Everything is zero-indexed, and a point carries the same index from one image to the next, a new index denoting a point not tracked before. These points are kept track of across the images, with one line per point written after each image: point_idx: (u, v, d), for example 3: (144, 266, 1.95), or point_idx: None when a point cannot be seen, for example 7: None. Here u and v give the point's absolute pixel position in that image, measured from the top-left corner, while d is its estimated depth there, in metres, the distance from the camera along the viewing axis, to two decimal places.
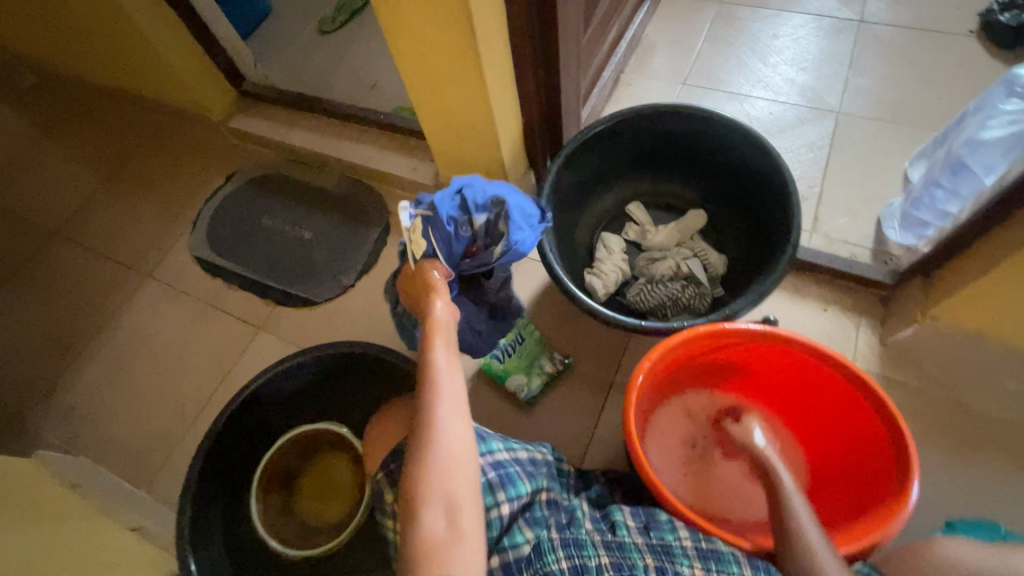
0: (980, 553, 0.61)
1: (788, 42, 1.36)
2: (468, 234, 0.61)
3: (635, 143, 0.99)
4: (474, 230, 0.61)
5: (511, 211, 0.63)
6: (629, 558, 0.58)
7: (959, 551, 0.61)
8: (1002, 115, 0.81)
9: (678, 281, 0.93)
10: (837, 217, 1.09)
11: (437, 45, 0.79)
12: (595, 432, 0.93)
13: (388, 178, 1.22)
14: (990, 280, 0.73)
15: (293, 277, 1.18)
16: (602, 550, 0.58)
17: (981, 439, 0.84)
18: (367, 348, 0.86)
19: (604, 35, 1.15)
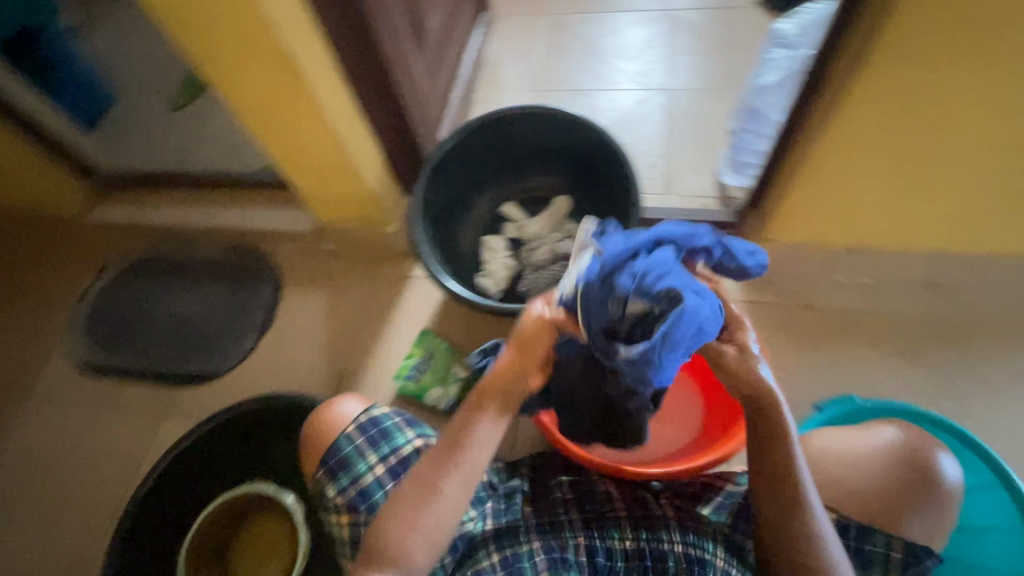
0: (845, 438, 0.72)
1: (612, 37, 1.52)
2: (613, 311, 0.48)
3: (490, 149, 1.07)
4: (623, 311, 0.48)
5: (679, 316, 0.45)
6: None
7: (828, 438, 0.72)
8: (771, 64, 1.03)
9: (558, 263, 1.01)
10: (683, 176, 1.23)
11: (269, 95, 0.82)
12: (517, 421, 0.97)
13: (270, 234, 1.22)
14: (796, 193, 0.85)
15: (189, 354, 1.14)
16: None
17: (833, 331, 0.98)
18: (280, 400, 0.87)
19: (444, 58, 1.23)
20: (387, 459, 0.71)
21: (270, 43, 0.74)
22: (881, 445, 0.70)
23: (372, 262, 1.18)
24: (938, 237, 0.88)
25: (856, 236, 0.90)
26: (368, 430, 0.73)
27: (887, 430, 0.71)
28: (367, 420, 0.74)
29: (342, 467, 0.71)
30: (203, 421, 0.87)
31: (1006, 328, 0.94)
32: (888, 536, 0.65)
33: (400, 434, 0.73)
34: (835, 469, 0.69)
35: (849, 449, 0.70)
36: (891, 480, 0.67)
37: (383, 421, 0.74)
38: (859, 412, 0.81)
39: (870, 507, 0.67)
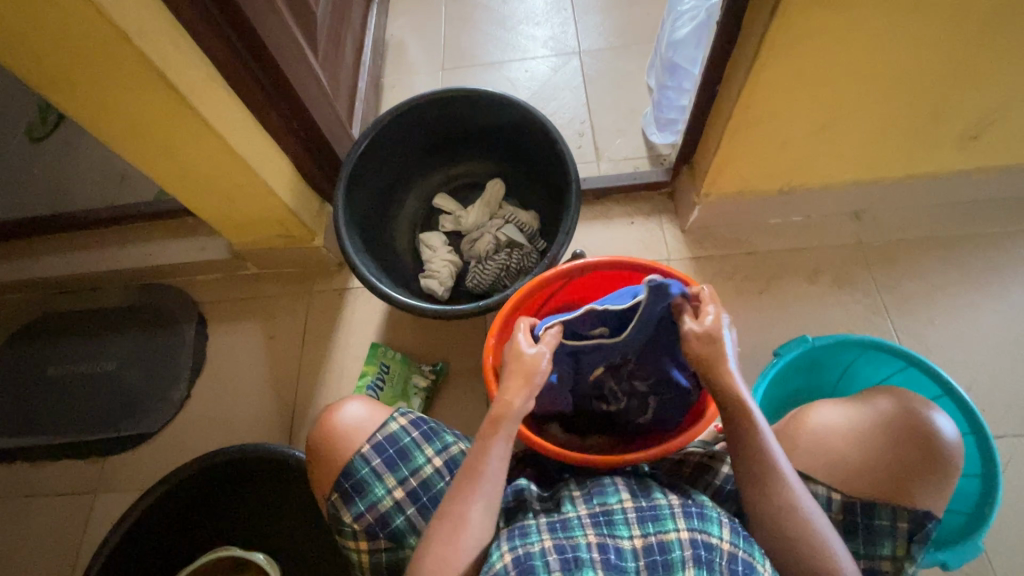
0: (847, 413, 0.64)
1: (517, 3, 1.45)
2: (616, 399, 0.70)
3: (410, 140, 0.99)
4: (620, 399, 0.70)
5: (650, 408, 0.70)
6: (571, 538, 0.54)
7: (826, 413, 0.65)
8: (685, 14, 0.93)
9: (503, 252, 0.96)
10: (612, 140, 1.20)
11: (145, 116, 0.70)
12: (490, 420, 0.93)
13: (180, 269, 1.09)
14: (727, 147, 0.85)
15: (112, 419, 1.00)
16: (546, 535, 0.54)
17: (777, 272, 1.00)
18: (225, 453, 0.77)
19: (341, 47, 1.12)
20: (406, 482, 0.63)
21: (127, 60, 0.62)
22: (877, 415, 0.63)
23: (304, 280, 1.09)
24: (859, 169, 0.91)
25: (786, 177, 0.92)
26: (385, 450, 0.64)
27: (886, 401, 0.64)
28: (383, 437, 0.64)
29: (358, 491, 0.62)
30: (172, 473, 0.76)
31: (925, 244, 1.00)
32: (894, 510, 0.58)
33: (419, 452, 0.65)
34: (836, 446, 0.62)
35: (848, 424, 0.63)
36: (894, 455, 0.60)
37: (401, 438, 0.65)
38: (814, 348, 0.80)
39: (877, 480, 0.60)
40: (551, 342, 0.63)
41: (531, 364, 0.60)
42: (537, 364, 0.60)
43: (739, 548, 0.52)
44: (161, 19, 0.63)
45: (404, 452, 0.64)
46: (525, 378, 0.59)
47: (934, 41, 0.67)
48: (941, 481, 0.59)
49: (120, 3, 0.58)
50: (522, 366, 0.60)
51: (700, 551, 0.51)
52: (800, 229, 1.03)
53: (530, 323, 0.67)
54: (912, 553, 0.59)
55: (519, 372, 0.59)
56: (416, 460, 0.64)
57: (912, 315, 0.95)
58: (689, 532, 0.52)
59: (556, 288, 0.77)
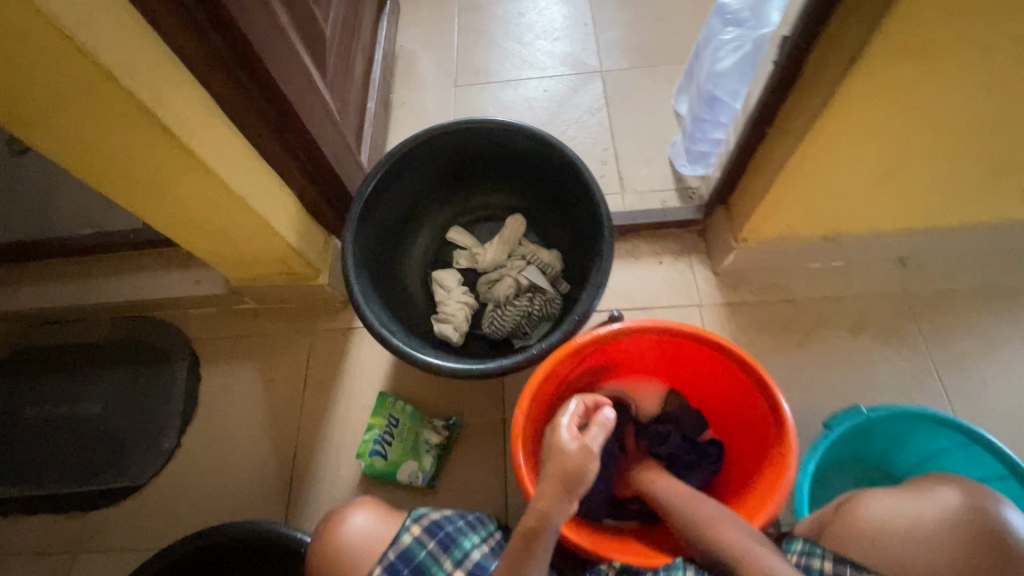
0: (900, 507, 0.60)
1: (535, 16, 1.37)
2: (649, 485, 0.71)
3: (425, 173, 0.91)
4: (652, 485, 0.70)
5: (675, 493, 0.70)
6: None
7: (881, 504, 0.60)
8: (727, 44, 0.87)
9: (524, 297, 0.89)
10: (637, 170, 1.13)
11: (133, 158, 0.62)
12: (507, 480, 0.86)
13: (172, 302, 1.01)
14: (775, 194, 0.78)
15: (96, 469, 0.92)
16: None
17: (815, 321, 0.93)
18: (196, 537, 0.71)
19: (350, 65, 1.04)
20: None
21: (111, 100, 0.54)
22: (942, 509, 0.57)
23: (306, 317, 1.01)
24: (912, 218, 0.84)
25: (833, 225, 0.85)
26: (401, 568, 0.60)
27: (950, 493, 0.58)
28: (396, 555, 0.61)
29: None
30: (162, 552, 0.70)
31: (974, 295, 0.93)
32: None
33: (438, 565, 0.60)
34: (888, 547, 0.57)
35: (909, 520, 0.58)
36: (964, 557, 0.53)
37: (415, 552, 0.61)
38: (869, 419, 0.74)
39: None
40: (597, 438, 0.59)
41: (571, 465, 0.56)
42: (577, 466, 0.56)
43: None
44: (152, 53, 0.55)
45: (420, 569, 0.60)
46: (562, 481, 0.55)
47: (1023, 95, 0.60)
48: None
49: (103, 38, 0.50)
50: (560, 466, 0.56)
51: None
52: (840, 275, 0.96)
53: (567, 415, 0.63)
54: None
55: (557, 473, 0.55)
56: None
57: (961, 374, 0.89)
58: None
59: (590, 352, 0.70)
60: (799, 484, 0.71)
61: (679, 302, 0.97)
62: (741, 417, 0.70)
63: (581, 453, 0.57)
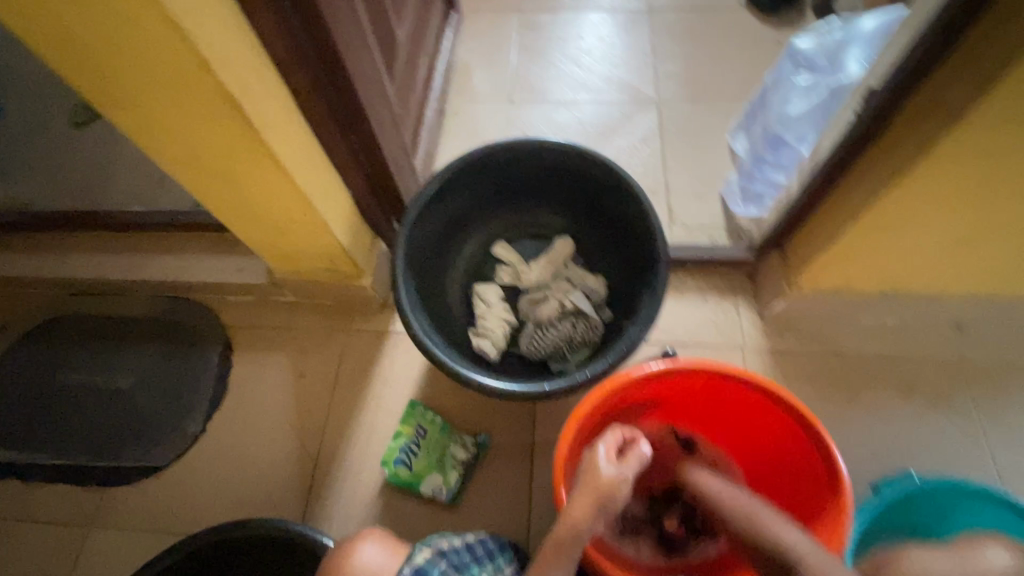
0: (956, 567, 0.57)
1: (594, 40, 1.38)
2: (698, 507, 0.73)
3: (480, 186, 0.91)
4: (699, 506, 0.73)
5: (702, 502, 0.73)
6: None
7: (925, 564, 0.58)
8: (799, 89, 0.87)
9: (567, 320, 0.87)
10: (687, 204, 1.12)
11: (211, 146, 0.63)
12: (532, 505, 0.84)
13: (212, 286, 1.01)
14: (842, 243, 0.76)
15: (121, 446, 0.92)
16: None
17: (860, 378, 0.91)
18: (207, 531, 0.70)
19: (414, 73, 1.05)
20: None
21: (204, 89, 0.55)
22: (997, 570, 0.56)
23: (343, 316, 1.01)
24: (980, 285, 0.81)
25: (892, 283, 0.83)
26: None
27: (997, 550, 0.58)
28: (412, 570, 0.58)
29: None
30: (198, 531, 0.70)
31: None
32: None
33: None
34: None
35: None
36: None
37: (430, 572, 0.58)
38: (921, 489, 0.72)
39: None
40: (634, 468, 0.59)
41: (606, 483, 0.56)
42: (612, 484, 0.56)
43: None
44: (245, 44, 0.56)
45: None
46: (595, 496, 0.55)
47: None
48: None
49: (205, 27, 0.50)
50: (595, 481, 0.56)
51: None
52: (893, 334, 0.93)
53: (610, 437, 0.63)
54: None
55: (592, 489, 0.56)
56: None
57: (1015, 451, 0.85)
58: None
59: (637, 385, 0.68)
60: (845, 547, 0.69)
61: (720, 342, 0.95)
62: (788, 471, 0.68)
63: (617, 475, 0.57)
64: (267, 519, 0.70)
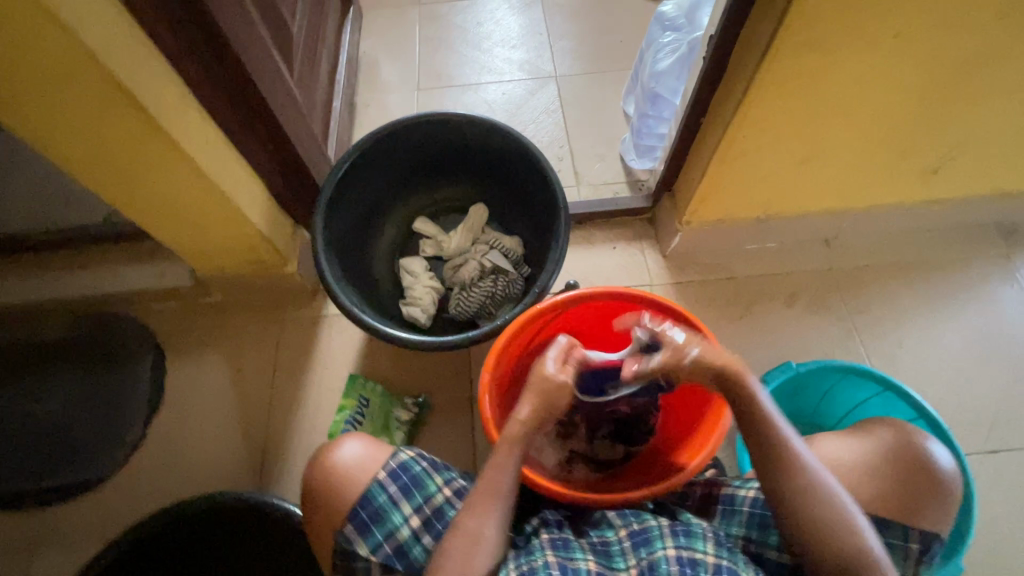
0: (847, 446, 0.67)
1: (492, 25, 1.45)
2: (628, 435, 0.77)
3: (391, 165, 0.96)
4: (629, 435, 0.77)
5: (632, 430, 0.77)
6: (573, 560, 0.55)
7: (828, 448, 0.67)
8: (666, 47, 0.99)
9: (488, 278, 0.94)
10: (591, 165, 1.21)
11: (110, 140, 0.65)
12: (476, 451, 0.90)
13: (135, 295, 1.01)
14: (712, 175, 0.87)
15: (56, 464, 0.91)
16: (548, 551, 0.56)
17: (750, 296, 1.03)
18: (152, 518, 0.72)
19: (316, 66, 1.08)
20: (421, 510, 0.63)
21: (93, 81, 0.57)
22: (879, 449, 0.66)
23: (275, 307, 1.03)
24: (832, 200, 0.95)
25: (762, 208, 0.95)
26: (400, 477, 0.64)
27: (882, 433, 0.67)
28: (395, 464, 0.64)
29: (375, 520, 0.61)
30: (149, 516, 0.72)
31: (888, 269, 1.05)
32: (905, 530, 0.62)
33: (430, 480, 0.65)
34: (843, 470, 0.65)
35: (854, 459, 0.65)
36: (915, 479, 0.63)
37: (412, 467, 0.65)
38: (799, 374, 0.83)
39: (886, 502, 0.62)
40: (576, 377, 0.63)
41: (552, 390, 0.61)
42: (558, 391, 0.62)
43: (753, 542, 0.62)
44: (130, 36, 0.59)
45: (413, 485, 0.64)
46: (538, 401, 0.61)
47: (911, 80, 0.70)
48: (948, 504, 0.63)
49: (86, 19, 0.53)
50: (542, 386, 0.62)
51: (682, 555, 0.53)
52: (775, 255, 1.06)
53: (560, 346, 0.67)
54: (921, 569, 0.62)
55: (539, 392, 0.61)
56: (424, 494, 0.63)
57: (880, 338, 1.00)
58: (676, 549, 0.54)
59: (550, 318, 0.76)
60: None
61: (631, 283, 1.05)
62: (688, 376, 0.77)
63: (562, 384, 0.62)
64: (214, 494, 0.74)
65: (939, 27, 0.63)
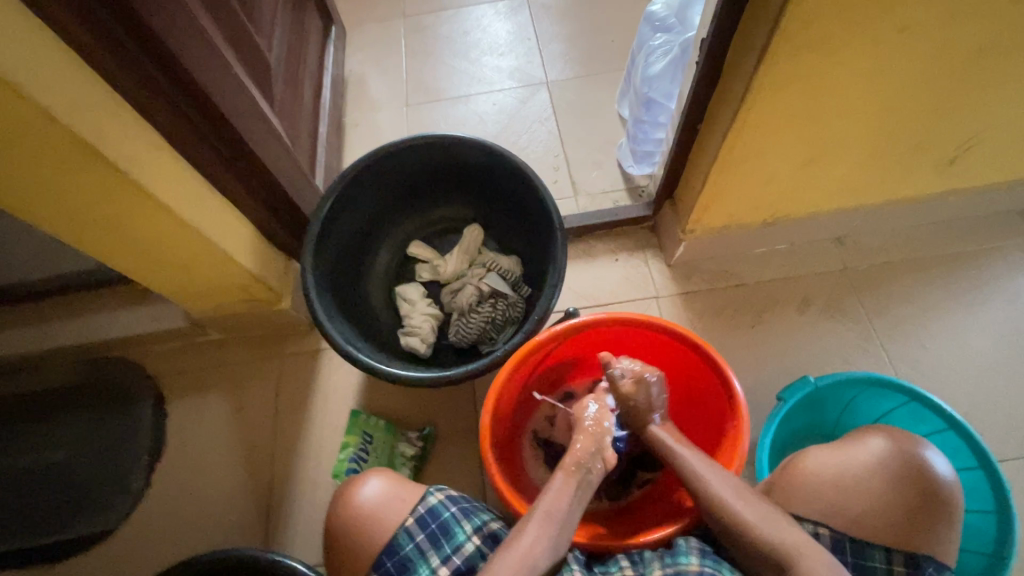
0: (838, 458, 0.63)
1: (479, 33, 1.41)
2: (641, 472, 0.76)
3: (380, 191, 0.93)
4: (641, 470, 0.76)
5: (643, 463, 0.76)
6: None
7: (819, 457, 0.64)
8: (657, 49, 0.95)
9: (487, 302, 0.91)
10: (589, 174, 1.17)
11: (83, 196, 0.63)
12: (486, 483, 0.88)
13: (132, 339, 0.99)
14: (713, 183, 0.82)
15: (62, 519, 0.89)
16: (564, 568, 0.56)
17: (762, 303, 0.99)
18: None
19: (299, 92, 1.06)
20: (450, 560, 0.59)
21: (58, 142, 0.55)
22: (870, 457, 0.62)
23: (273, 343, 1.01)
24: (842, 198, 0.90)
25: (769, 211, 0.91)
26: (428, 524, 0.61)
27: (877, 439, 0.64)
28: (424, 510, 0.61)
29: (402, 571, 0.59)
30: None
31: (905, 265, 1.00)
32: (888, 552, 0.58)
33: (460, 527, 0.61)
34: (829, 487, 0.61)
35: (842, 469, 0.62)
36: (905, 495, 0.59)
37: (441, 512, 0.61)
38: (818, 388, 0.79)
39: (874, 524, 0.59)
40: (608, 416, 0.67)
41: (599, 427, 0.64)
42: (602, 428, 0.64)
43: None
44: (93, 90, 0.56)
45: (442, 533, 0.60)
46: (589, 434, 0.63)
47: (921, 73, 0.66)
48: (944, 522, 0.58)
49: (40, 79, 0.51)
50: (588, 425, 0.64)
51: None
52: (785, 258, 1.02)
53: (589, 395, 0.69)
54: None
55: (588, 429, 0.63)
56: (451, 543, 0.60)
57: (903, 340, 0.95)
58: (663, 569, 0.54)
59: (551, 347, 0.73)
60: (758, 455, 0.76)
61: (636, 296, 1.01)
62: (699, 399, 0.74)
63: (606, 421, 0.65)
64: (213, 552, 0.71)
65: (947, 17, 0.58)
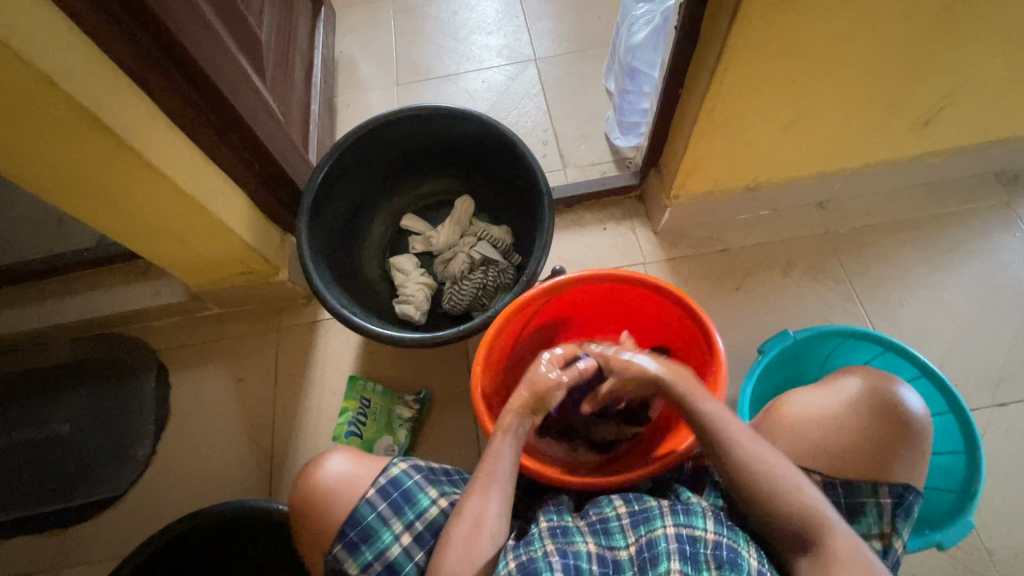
0: (818, 400, 0.67)
1: (467, 12, 1.43)
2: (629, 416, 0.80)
3: (372, 164, 0.95)
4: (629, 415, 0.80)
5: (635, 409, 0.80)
6: (573, 544, 0.54)
7: (801, 400, 0.68)
8: (640, 19, 0.97)
9: (478, 270, 0.94)
10: (577, 147, 1.20)
11: (82, 164, 0.65)
12: (480, 443, 0.91)
13: (133, 315, 1.02)
14: (695, 148, 0.85)
15: (70, 487, 0.92)
16: (548, 540, 0.54)
17: (745, 267, 1.02)
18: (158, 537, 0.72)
19: (290, 71, 1.07)
20: (413, 526, 0.61)
21: (58, 109, 0.57)
22: (845, 395, 0.66)
23: (271, 316, 1.04)
24: (822, 162, 0.93)
25: (750, 177, 0.94)
26: (390, 493, 0.62)
27: (852, 380, 0.68)
28: (386, 480, 0.63)
29: (365, 540, 0.60)
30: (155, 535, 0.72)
31: (885, 228, 1.03)
32: (874, 484, 0.61)
33: (423, 494, 0.63)
34: (809, 429, 0.65)
35: (821, 407, 0.66)
36: (879, 427, 0.63)
37: (404, 481, 0.63)
38: (797, 342, 0.82)
39: (856, 459, 0.62)
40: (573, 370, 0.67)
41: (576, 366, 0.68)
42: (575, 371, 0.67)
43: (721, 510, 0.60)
44: (90, 59, 0.59)
45: (404, 500, 0.62)
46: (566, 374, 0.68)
47: (890, 32, 0.68)
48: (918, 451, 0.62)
49: (37, 47, 0.53)
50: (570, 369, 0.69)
51: (683, 545, 0.52)
52: (768, 223, 1.04)
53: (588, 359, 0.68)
54: (898, 528, 0.59)
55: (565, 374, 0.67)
56: (414, 509, 0.62)
57: (881, 299, 0.98)
58: (674, 527, 0.53)
59: (539, 305, 0.76)
60: (740, 405, 0.79)
61: (624, 263, 1.04)
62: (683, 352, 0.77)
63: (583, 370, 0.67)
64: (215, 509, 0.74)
65: None
